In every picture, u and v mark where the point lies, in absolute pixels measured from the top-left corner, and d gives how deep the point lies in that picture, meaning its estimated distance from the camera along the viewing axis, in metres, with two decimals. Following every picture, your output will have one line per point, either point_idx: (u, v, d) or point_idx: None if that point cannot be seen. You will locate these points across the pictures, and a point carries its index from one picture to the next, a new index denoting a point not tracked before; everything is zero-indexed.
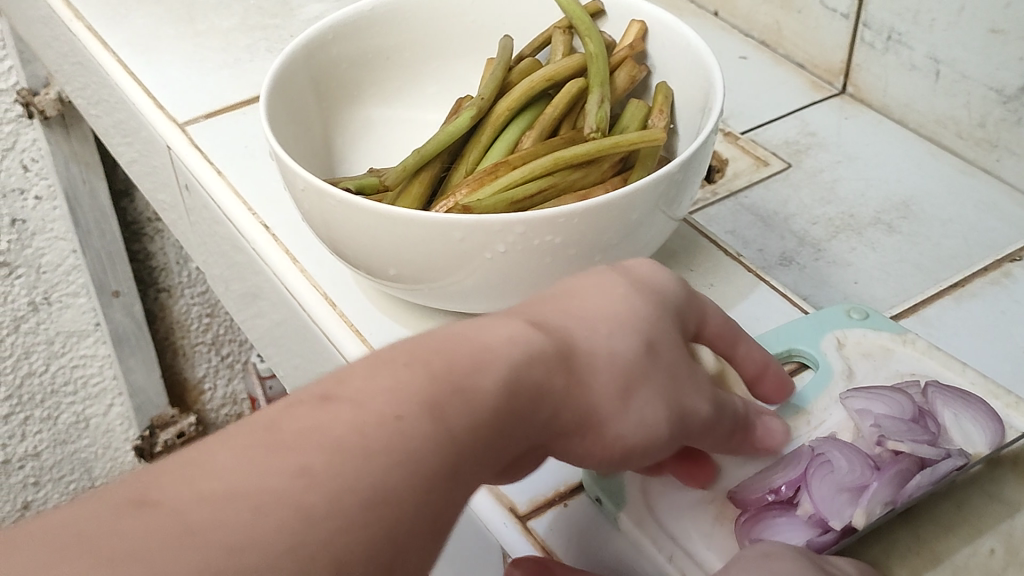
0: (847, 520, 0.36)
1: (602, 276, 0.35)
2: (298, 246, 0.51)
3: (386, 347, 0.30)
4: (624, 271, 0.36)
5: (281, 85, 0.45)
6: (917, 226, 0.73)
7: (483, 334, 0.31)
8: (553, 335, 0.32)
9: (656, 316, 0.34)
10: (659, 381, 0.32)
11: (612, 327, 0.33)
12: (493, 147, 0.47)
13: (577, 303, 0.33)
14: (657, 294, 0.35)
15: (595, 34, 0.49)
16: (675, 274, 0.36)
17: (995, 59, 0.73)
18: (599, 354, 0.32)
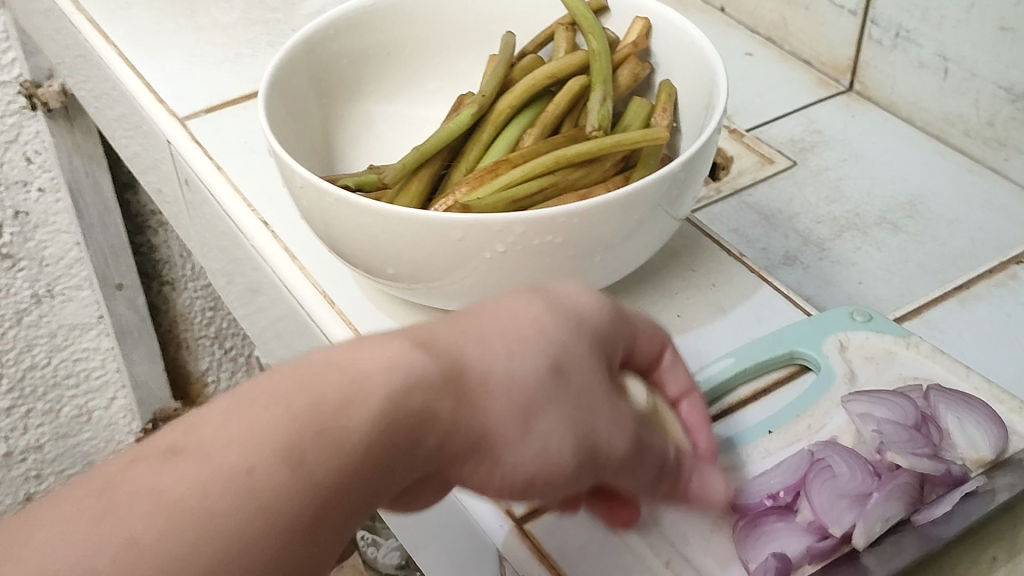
0: (848, 528, 0.36)
1: (516, 298, 0.34)
2: (297, 243, 0.51)
3: (259, 379, 0.29)
4: (542, 293, 0.34)
5: (281, 81, 0.45)
6: (923, 226, 0.72)
7: (360, 359, 0.29)
8: (440, 359, 0.30)
9: (562, 337, 0.32)
10: (565, 405, 0.31)
11: (513, 349, 0.31)
12: (495, 145, 0.46)
13: (480, 323, 0.32)
14: (565, 314, 0.33)
15: (598, 31, 0.48)
16: (593, 293, 0.35)
17: (1005, 57, 0.72)
18: (492, 379, 0.30)
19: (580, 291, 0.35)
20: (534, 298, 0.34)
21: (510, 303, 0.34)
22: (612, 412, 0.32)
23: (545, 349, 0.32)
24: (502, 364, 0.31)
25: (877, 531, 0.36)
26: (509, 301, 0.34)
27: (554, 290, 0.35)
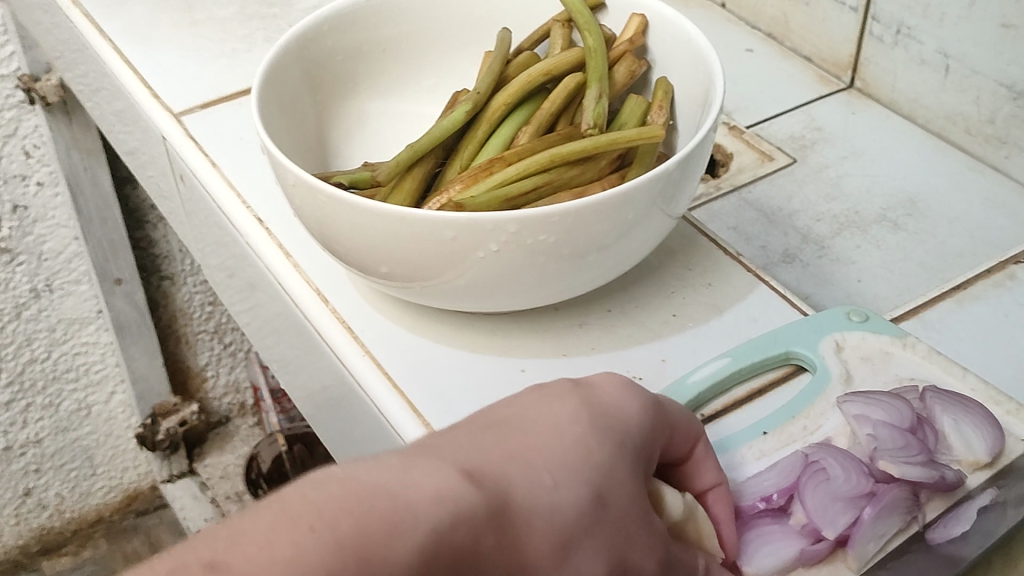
0: (840, 530, 0.36)
1: (561, 415, 0.34)
2: (291, 241, 0.51)
3: (301, 492, 0.28)
4: (586, 410, 0.34)
5: (275, 77, 0.44)
6: (923, 224, 0.72)
7: (410, 486, 0.29)
8: (489, 487, 0.30)
9: (605, 459, 0.33)
10: (603, 541, 0.31)
11: (562, 478, 0.31)
12: (490, 143, 0.46)
13: (527, 444, 0.32)
14: (609, 434, 0.34)
15: (594, 28, 0.48)
16: (635, 405, 0.35)
17: (1006, 54, 0.72)
18: (539, 505, 0.31)
19: (623, 406, 0.35)
20: (578, 417, 0.34)
21: (554, 421, 0.34)
22: (645, 542, 0.32)
23: (592, 481, 0.32)
24: (552, 494, 0.31)
25: (872, 551, 0.36)
26: (553, 417, 0.34)
27: (596, 405, 0.35)
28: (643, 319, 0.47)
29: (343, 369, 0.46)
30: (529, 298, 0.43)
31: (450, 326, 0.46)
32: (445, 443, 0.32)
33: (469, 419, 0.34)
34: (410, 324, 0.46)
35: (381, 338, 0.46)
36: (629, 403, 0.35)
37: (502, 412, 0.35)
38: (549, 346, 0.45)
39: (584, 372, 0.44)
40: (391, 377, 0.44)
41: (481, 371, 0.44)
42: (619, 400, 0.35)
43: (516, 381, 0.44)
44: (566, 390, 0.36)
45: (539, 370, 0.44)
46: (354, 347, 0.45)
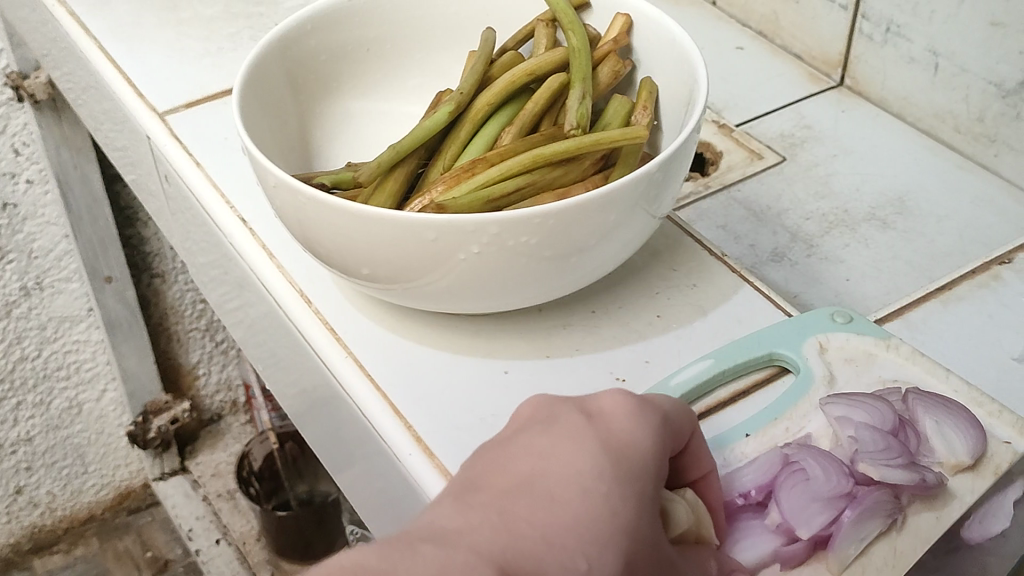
0: (814, 530, 0.36)
1: (581, 465, 0.32)
2: (274, 241, 0.51)
3: None
4: (604, 456, 0.33)
5: (256, 77, 0.44)
6: (912, 222, 0.72)
7: None
8: None
9: (633, 524, 0.31)
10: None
11: (594, 545, 0.30)
12: (472, 143, 0.46)
13: (555, 510, 0.30)
14: (633, 492, 0.32)
15: (578, 28, 0.48)
16: (649, 449, 0.34)
17: (995, 52, 0.72)
18: None
19: (637, 445, 0.34)
20: (600, 466, 0.32)
21: (573, 471, 0.32)
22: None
23: (622, 544, 0.30)
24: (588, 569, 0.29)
25: (852, 553, 0.36)
26: (574, 468, 0.32)
27: (612, 446, 0.33)
28: (628, 319, 0.46)
29: (327, 371, 0.46)
30: (512, 299, 0.43)
31: (433, 327, 0.46)
32: (469, 522, 0.30)
33: (484, 478, 0.32)
34: (393, 326, 0.46)
35: (364, 339, 0.45)
36: (642, 441, 0.34)
37: (516, 464, 0.33)
38: (533, 347, 0.45)
39: (567, 375, 0.44)
40: (374, 379, 0.44)
41: (464, 373, 0.44)
42: (633, 439, 0.34)
43: (499, 383, 0.44)
44: (579, 430, 0.34)
45: (523, 371, 0.44)
46: (337, 349, 0.45)
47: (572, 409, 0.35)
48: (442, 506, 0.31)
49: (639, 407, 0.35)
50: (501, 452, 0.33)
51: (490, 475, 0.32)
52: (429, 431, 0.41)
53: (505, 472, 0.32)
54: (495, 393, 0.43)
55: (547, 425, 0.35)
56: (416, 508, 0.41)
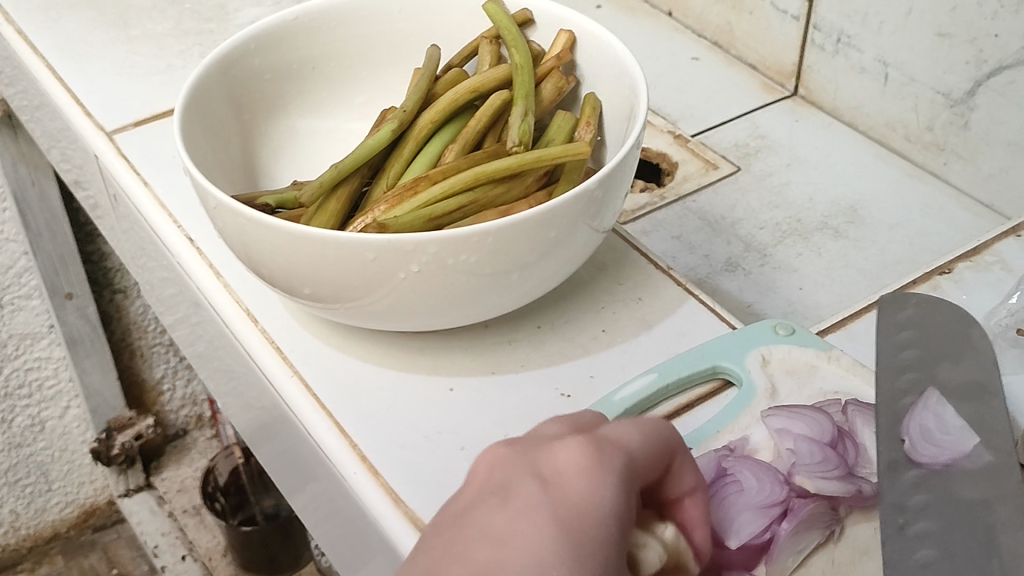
0: (746, 539, 0.37)
1: (539, 545, 0.29)
2: (220, 259, 0.51)
3: None
4: (563, 525, 0.30)
5: (197, 96, 0.44)
6: (864, 231, 0.73)
7: None
8: None
9: None
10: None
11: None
12: (416, 161, 0.46)
13: None
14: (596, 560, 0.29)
15: (521, 45, 0.48)
16: (612, 503, 0.31)
17: (942, 62, 0.73)
18: None
19: (597, 508, 0.31)
20: (558, 540, 0.29)
21: (532, 547, 0.29)
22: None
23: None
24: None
25: (790, 566, 0.37)
26: (533, 549, 0.29)
27: (569, 514, 0.30)
28: (574, 334, 0.47)
29: (274, 391, 0.46)
30: (456, 315, 0.43)
31: (379, 344, 0.46)
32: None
33: (439, 567, 0.29)
34: (339, 344, 0.46)
35: (309, 359, 0.45)
36: (602, 496, 0.31)
37: (472, 545, 0.30)
38: (478, 364, 0.45)
39: (511, 393, 0.44)
40: (320, 399, 0.44)
41: (409, 391, 0.44)
42: (594, 497, 0.31)
43: (444, 401, 0.44)
44: (536, 496, 0.31)
45: (469, 389, 0.44)
46: (283, 368, 0.45)
47: (526, 472, 0.32)
48: None
49: (596, 464, 0.32)
50: (454, 534, 0.30)
51: (444, 563, 0.29)
52: (375, 452, 0.41)
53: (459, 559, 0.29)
54: (440, 411, 0.43)
55: (503, 495, 0.32)
56: (366, 528, 0.41)
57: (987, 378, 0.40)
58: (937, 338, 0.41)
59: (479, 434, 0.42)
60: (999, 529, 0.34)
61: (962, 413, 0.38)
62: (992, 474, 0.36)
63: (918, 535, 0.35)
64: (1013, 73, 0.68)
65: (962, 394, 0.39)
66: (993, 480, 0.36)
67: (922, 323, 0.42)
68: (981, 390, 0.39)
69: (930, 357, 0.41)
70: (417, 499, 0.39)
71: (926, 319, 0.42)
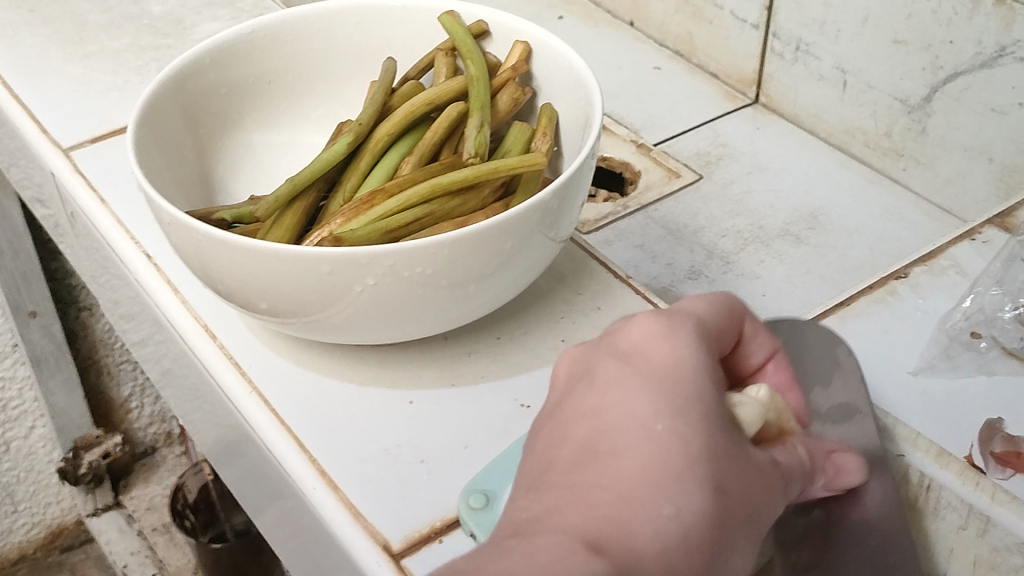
0: None
1: (637, 404, 0.32)
2: (178, 275, 0.50)
3: None
4: (654, 389, 0.32)
5: (152, 112, 0.44)
6: (825, 237, 0.74)
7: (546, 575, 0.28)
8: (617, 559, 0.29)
9: (702, 437, 0.31)
10: (738, 528, 0.31)
11: (677, 483, 0.30)
12: (372, 174, 0.46)
13: (621, 462, 0.31)
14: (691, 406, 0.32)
15: (476, 57, 0.48)
16: (694, 348, 0.34)
17: (899, 69, 0.74)
18: (663, 527, 0.29)
19: (682, 365, 0.33)
20: (651, 396, 0.32)
21: (631, 417, 0.32)
22: (766, 495, 0.32)
23: (707, 473, 0.30)
24: (674, 509, 0.30)
25: None
26: (632, 413, 0.32)
27: (659, 381, 0.33)
28: (532, 345, 0.47)
29: (233, 407, 0.45)
30: (413, 327, 0.43)
31: (337, 358, 0.46)
32: (561, 518, 0.30)
33: (555, 451, 0.32)
34: (297, 359, 0.46)
35: (270, 375, 0.45)
36: (683, 354, 0.34)
37: (582, 424, 0.33)
38: (439, 377, 0.45)
39: (471, 404, 0.44)
40: (279, 415, 0.43)
41: (368, 404, 0.44)
42: (673, 353, 0.34)
43: (403, 414, 0.44)
44: (624, 372, 0.34)
45: (429, 402, 0.44)
46: (242, 383, 0.45)
47: (609, 357, 0.35)
48: (525, 497, 0.32)
49: (671, 332, 0.35)
50: (559, 423, 0.33)
51: (558, 448, 0.32)
52: (333, 466, 0.41)
53: (569, 438, 0.32)
54: (398, 424, 0.43)
55: (592, 378, 0.34)
56: (327, 544, 0.41)
57: (853, 395, 0.43)
58: (806, 362, 0.44)
59: (439, 447, 0.42)
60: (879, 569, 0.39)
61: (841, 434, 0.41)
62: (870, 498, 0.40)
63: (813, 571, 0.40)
64: (969, 78, 0.70)
65: (839, 414, 0.42)
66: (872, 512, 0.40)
67: (796, 351, 0.44)
68: (850, 405, 0.42)
69: (805, 382, 0.43)
70: (377, 513, 0.39)
71: (797, 341, 0.45)
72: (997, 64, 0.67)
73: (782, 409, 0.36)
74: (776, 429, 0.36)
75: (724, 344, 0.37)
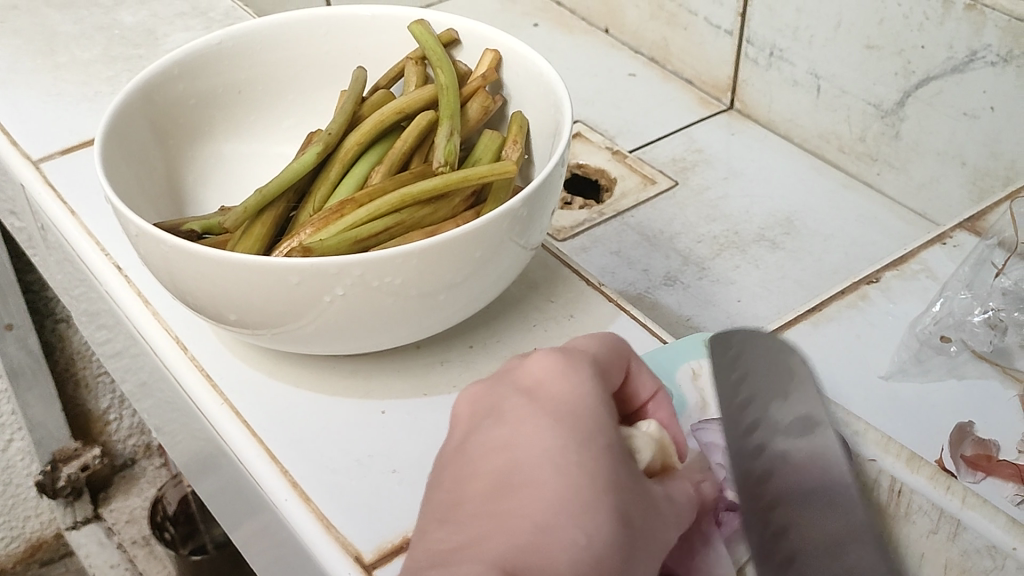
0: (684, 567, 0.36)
1: (545, 440, 0.32)
2: (149, 287, 0.50)
3: None
4: (559, 426, 0.32)
5: (119, 123, 0.44)
6: (799, 241, 0.74)
7: None
8: None
9: (609, 471, 0.31)
10: (642, 557, 0.31)
11: (586, 518, 0.29)
12: (342, 183, 0.45)
13: (535, 493, 0.30)
14: (597, 440, 0.32)
15: (446, 65, 0.48)
16: (593, 383, 0.34)
17: (872, 74, 0.75)
18: (579, 558, 0.29)
19: (582, 404, 0.33)
20: (558, 431, 0.32)
21: (539, 450, 0.31)
22: (662, 527, 0.32)
23: (611, 505, 0.30)
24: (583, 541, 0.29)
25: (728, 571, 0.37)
26: (541, 446, 0.31)
27: (560, 417, 0.32)
28: (504, 354, 0.47)
29: (204, 419, 0.45)
30: (383, 337, 0.43)
31: (307, 369, 0.46)
32: (468, 558, 0.29)
33: (463, 486, 0.32)
34: (269, 370, 0.46)
35: (241, 386, 0.45)
36: (583, 391, 0.34)
37: (487, 458, 0.32)
38: (410, 386, 0.45)
39: (443, 413, 0.44)
40: (251, 426, 0.43)
41: (340, 415, 0.44)
42: (575, 390, 0.34)
43: (376, 424, 0.43)
44: (527, 407, 0.33)
45: (400, 412, 0.44)
46: (213, 395, 0.45)
47: (511, 394, 0.35)
48: (434, 528, 0.31)
49: (571, 369, 0.35)
50: (463, 460, 0.33)
51: (466, 483, 0.32)
52: (305, 477, 0.41)
53: (476, 473, 0.32)
54: (370, 434, 0.43)
55: (494, 416, 0.34)
56: (300, 556, 0.41)
57: (816, 408, 0.38)
58: (768, 377, 0.40)
59: (411, 456, 0.42)
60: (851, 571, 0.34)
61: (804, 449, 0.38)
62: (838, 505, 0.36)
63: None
64: (940, 83, 0.70)
65: (800, 426, 0.38)
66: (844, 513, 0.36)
67: (749, 364, 0.41)
68: (811, 419, 0.38)
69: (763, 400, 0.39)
70: (349, 523, 0.39)
71: (759, 360, 0.41)
72: (969, 68, 0.68)
73: (672, 443, 0.36)
74: (669, 464, 0.36)
75: (617, 380, 0.37)
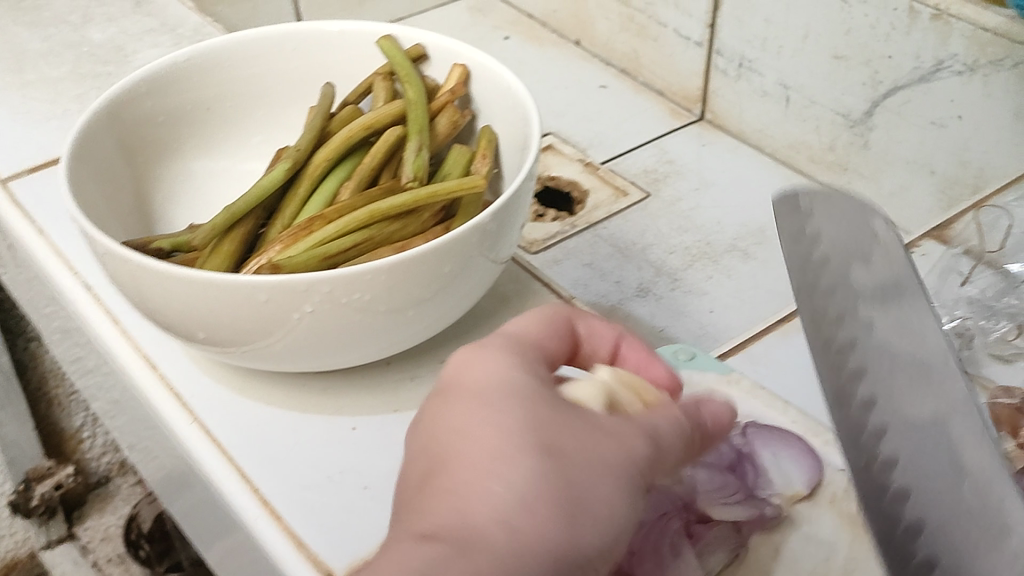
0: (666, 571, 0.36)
1: (460, 415, 0.30)
2: (118, 306, 0.50)
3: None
4: (473, 399, 0.31)
5: (86, 141, 0.43)
6: (771, 251, 0.74)
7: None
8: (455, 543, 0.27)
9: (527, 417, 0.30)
10: (592, 474, 0.29)
11: (500, 463, 0.28)
12: (311, 199, 0.45)
13: (452, 465, 0.29)
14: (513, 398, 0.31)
15: (414, 80, 0.48)
16: (509, 355, 0.33)
17: (841, 84, 0.76)
18: (502, 501, 0.27)
19: (499, 371, 0.32)
20: (471, 403, 0.31)
21: (454, 427, 0.30)
22: (612, 442, 0.30)
23: (530, 445, 0.29)
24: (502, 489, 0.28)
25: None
26: (456, 423, 0.30)
27: (474, 391, 0.31)
28: None
29: (173, 438, 0.45)
30: (354, 354, 0.43)
31: (278, 386, 0.46)
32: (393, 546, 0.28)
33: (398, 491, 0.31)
34: (240, 389, 0.46)
35: (211, 405, 0.45)
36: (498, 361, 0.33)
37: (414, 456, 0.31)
38: (382, 403, 0.45)
39: None
40: (221, 444, 0.43)
41: (311, 432, 0.44)
42: (488, 365, 0.33)
43: (347, 441, 0.43)
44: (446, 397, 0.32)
45: (372, 428, 0.44)
46: (183, 413, 0.44)
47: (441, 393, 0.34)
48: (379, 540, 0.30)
49: (487, 349, 0.34)
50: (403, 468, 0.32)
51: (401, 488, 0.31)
52: (276, 494, 0.41)
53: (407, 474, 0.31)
54: (341, 451, 0.43)
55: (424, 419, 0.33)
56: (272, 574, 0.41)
57: (900, 269, 0.40)
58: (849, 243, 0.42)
59: (383, 473, 0.42)
60: (961, 447, 0.35)
61: (890, 322, 0.39)
62: (930, 381, 0.37)
63: (896, 500, 0.35)
64: (908, 93, 0.71)
65: (883, 294, 0.40)
66: (941, 387, 0.37)
67: (825, 228, 0.43)
68: (896, 284, 0.40)
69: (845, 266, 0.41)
70: (320, 541, 0.39)
71: (836, 226, 0.43)
72: (936, 77, 0.69)
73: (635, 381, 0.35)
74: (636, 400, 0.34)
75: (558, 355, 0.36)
